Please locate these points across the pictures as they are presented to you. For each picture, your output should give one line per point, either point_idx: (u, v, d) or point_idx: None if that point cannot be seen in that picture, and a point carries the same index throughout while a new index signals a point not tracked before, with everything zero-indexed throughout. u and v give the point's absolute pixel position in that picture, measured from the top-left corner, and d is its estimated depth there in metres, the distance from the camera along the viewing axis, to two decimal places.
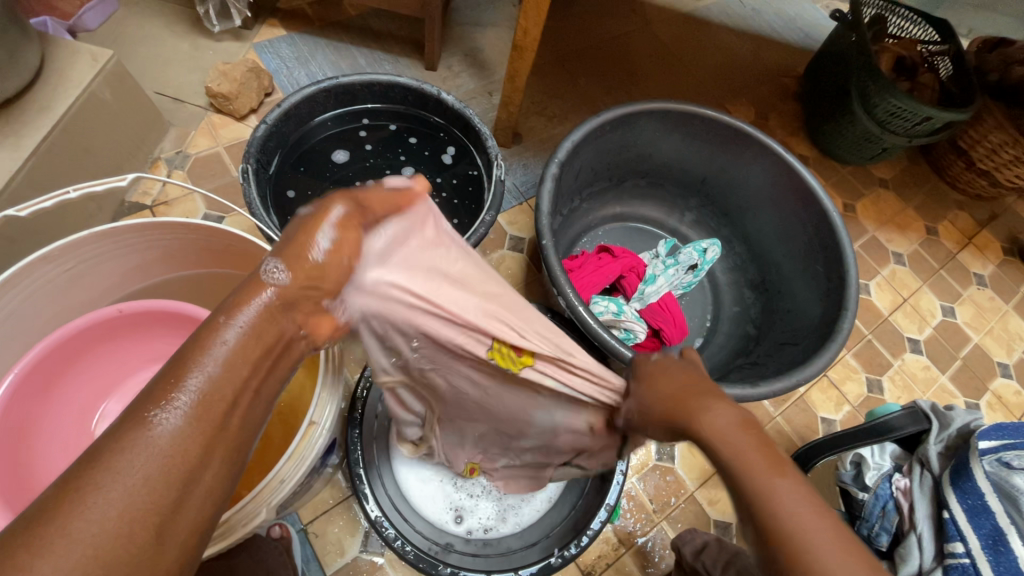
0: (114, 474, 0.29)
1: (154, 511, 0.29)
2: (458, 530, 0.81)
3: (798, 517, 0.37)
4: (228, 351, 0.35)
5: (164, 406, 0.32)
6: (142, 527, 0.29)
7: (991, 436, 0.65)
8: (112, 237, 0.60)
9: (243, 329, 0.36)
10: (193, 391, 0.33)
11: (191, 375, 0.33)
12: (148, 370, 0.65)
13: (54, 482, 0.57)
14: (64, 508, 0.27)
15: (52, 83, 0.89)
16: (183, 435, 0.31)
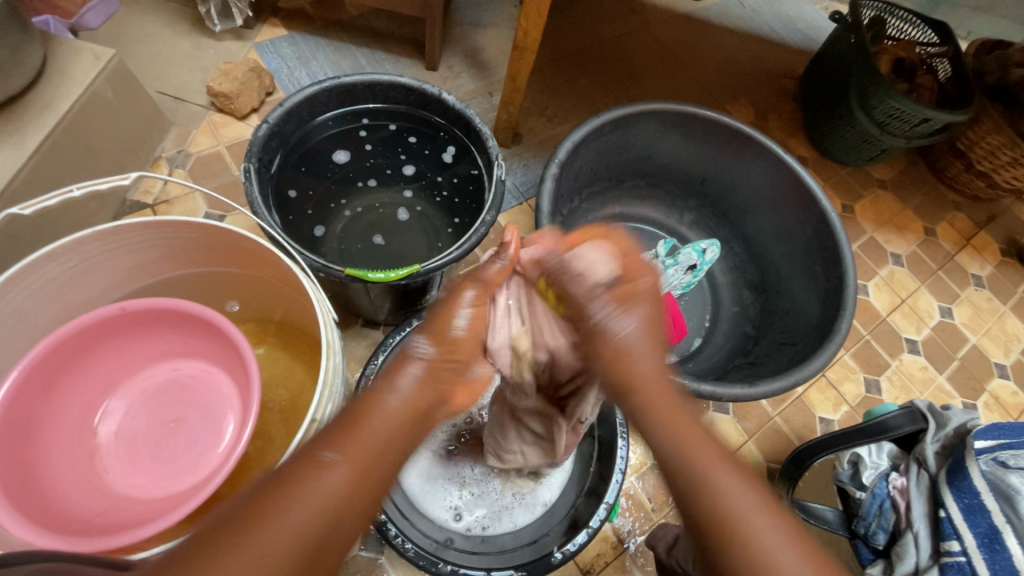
0: (298, 503, 0.40)
1: (315, 543, 0.40)
2: (456, 526, 0.81)
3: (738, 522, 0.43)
4: (393, 413, 0.47)
5: (339, 456, 0.43)
6: (307, 553, 0.40)
7: (987, 435, 0.65)
8: (115, 235, 0.60)
9: (405, 394, 0.49)
10: (360, 446, 0.45)
11: (362, 430, 0.45)
12: (151, 368, 0.66)
13: (59, 479, 0.58)
14: (255, 526, 0.39)
15: (54, 82, 0.89)
16: (348, 485, 0.43)
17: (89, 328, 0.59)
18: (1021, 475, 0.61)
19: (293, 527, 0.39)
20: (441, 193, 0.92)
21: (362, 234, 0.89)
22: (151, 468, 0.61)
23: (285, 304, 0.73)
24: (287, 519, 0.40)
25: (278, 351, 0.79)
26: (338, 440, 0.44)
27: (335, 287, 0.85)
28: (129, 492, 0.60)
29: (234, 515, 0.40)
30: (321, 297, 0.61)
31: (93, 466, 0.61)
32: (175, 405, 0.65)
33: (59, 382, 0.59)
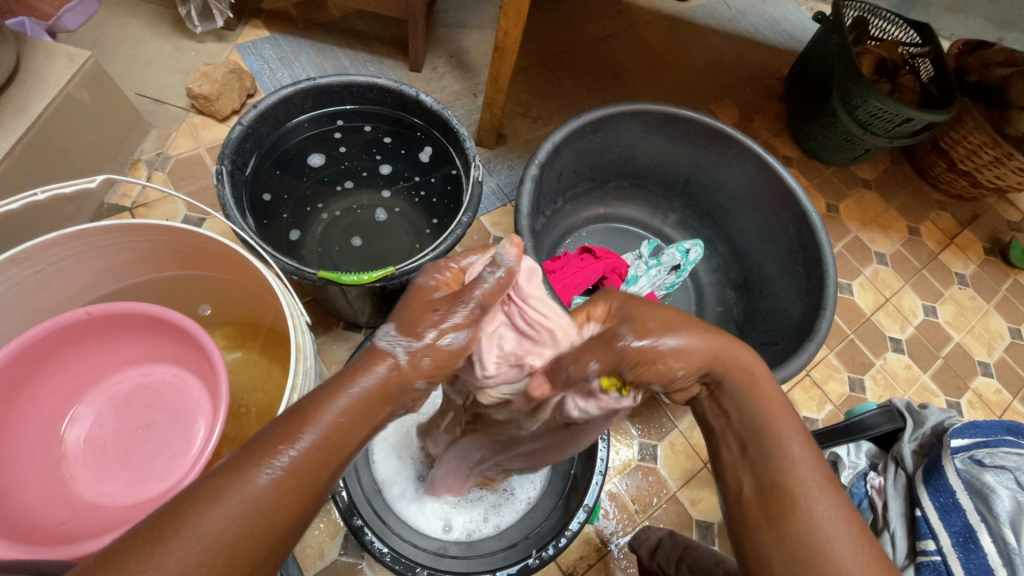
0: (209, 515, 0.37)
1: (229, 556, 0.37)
2: (449, 536, 0.81)
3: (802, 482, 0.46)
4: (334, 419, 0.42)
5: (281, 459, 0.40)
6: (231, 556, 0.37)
7: (964, 433, 0.66)
8: (82, 239, 0.60)
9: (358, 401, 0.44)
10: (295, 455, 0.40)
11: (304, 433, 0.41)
12: (121, 373, 0.65)
13: (22, 487, 0.57)
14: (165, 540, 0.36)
15: (28, 83, 0.88)
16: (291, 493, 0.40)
17: (56, 333, 0.58)
18: (995, 473, 0.62)
19: (221, 522, 0.37)
20: (420, 193, 0.91)
21: (341, 236, 0.88)
22: (119, 475, 0.60)
23: (261, 308, 0.73)
24: (219, 513, 0.37)
25: (255, 355, 0.78)
26: (285, 439, 0.41)
27: (313, 290, 0.84)
28: (97, 499, 0.59)
29: (164, 511, 0.37)
30: (292, 300, 0.61)
31: (59, 473, 0.60)
32: (145, 410, 0.64)
33: (23, 388, 0.58)
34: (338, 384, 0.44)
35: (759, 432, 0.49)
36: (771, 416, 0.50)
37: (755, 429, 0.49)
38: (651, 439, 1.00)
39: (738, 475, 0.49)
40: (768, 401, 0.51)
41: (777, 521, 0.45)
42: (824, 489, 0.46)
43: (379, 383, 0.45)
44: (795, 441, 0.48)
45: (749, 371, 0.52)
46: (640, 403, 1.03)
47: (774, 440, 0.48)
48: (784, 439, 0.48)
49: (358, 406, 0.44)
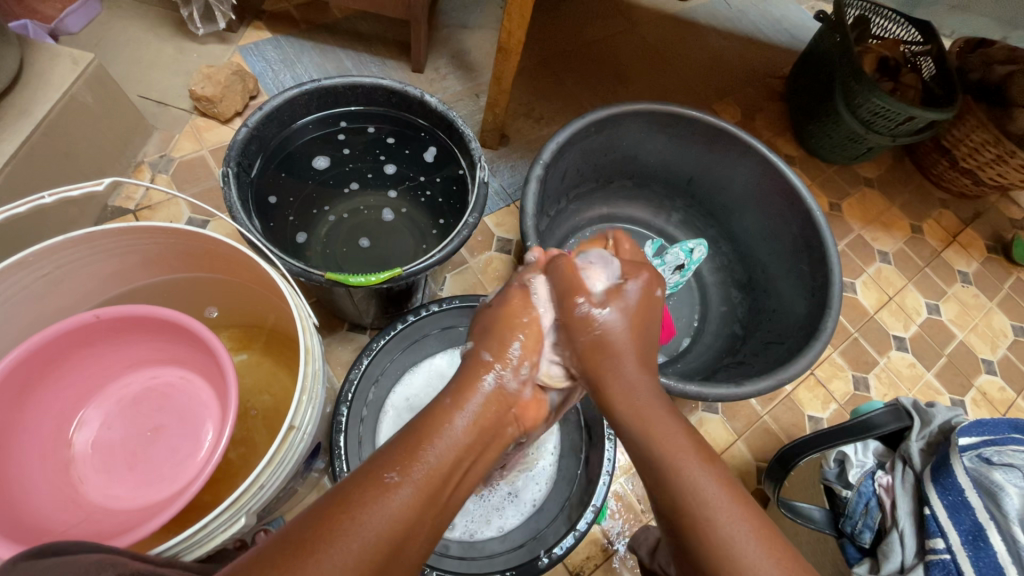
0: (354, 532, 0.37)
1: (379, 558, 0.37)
2: (451, 535, 0.81)
3: (707, 504, 0.43)
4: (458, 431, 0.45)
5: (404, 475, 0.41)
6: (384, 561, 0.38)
7: (972, 431, 0.65)
8: (91, 242, 0.59)
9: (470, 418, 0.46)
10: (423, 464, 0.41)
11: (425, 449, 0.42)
12: (128, 376, 0.65)
13: (31, 491, 0.57)
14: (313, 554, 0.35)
15: (33, 86, 0.88)
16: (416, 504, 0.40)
17: (64, 337, 0.58)
18: (1004, 472, 0.63)
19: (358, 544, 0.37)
20: (425, 193, 0.91)
21: (347, 238, 0.88)
22: (127, 478, 0.60)
23: (268, 311, 0.72)
24: (361, 533, 0.37)
25: (262, 357, 0.78)
26: (402, 460, 0.42)
27: (319, 292, 0.84)
28: (105, 503, 0.59)
29: (302, 530, 0.37)
30: (301, 302, 0.61)
31: (68, 477, 0.59)
32: (153, 413, 0.64)
33: (32, 392, 0.58)
34: (452, 407, 0.46)
35: (655, 469, 0.45)
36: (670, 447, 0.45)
37: (644, 460, 0.46)
38: None
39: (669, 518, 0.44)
40: (656, 430, 0.46)
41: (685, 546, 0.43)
42: (732, 506, 0.43)
43: (483, 408, 0.47)
44: (707, 479, 0.44)
45: (637, 404, 0.48)
46: None
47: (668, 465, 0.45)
48: (681, 463, 0.44)
49: (472, 432, 0.45)
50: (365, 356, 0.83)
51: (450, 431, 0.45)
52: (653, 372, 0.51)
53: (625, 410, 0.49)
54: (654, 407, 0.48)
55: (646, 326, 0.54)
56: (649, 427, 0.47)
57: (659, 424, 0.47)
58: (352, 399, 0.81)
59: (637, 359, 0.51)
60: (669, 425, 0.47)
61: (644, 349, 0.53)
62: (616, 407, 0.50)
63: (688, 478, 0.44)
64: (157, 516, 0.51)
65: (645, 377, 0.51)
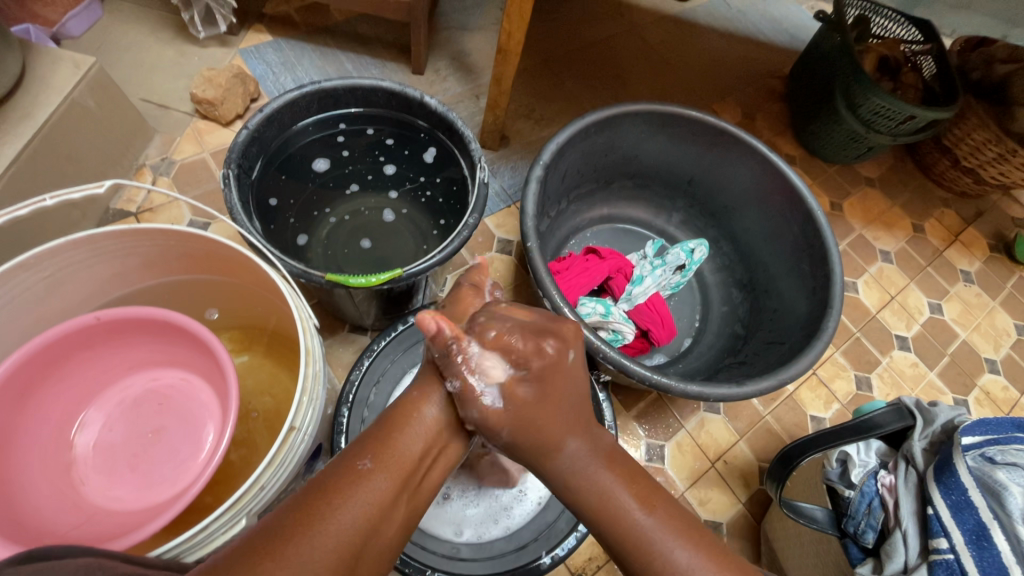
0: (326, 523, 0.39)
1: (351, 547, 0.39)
2: (460, 538, 0.80)
3: (672, 565, 0.44)
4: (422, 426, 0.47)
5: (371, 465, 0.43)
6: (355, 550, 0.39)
7: (975, 431, 0.65)
8: (91, 244, 0.60)
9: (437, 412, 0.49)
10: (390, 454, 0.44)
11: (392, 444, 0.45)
12: (129, 378, 0.65)
13: (33, 493, 0.57)
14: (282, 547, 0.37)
15: (35, 90, 0.89)
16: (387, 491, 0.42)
17: (64, 339, 0.58)
18: (1007, 471, 0.62)
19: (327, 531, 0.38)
20: (426, 194, 0.91)
21: (347, 239, 0.88)
22: (128, 480, 0.60)
23: (268, 312, 0.72)
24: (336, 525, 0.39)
25: (264, 359, 0.78)
26: (373, 449, 0.44)
27: (320, 294, 0.84)
28: (107, 505, 0.59)
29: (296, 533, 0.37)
30: (301, 303, 0.61)
31: (69, 479, 0.60)
32: (154, 415, 0.64)
33: (33, 394, 0.58)
34: (419, 399, 0.49)
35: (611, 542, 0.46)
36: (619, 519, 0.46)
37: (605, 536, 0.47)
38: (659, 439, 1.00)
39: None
40: (608, 501, 0.46)
41: None
42: (703, 567, 0.44)
43: (458, 407, 0.49)
44: (662, 531, 0.45)
45: (586, 483, 0.47)
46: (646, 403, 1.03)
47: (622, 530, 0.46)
48: (619, 501, 0.47)
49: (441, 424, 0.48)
50: (366, 357, 0.84)
51: (421, 421, 0.48)
52: (589, 435, 0.50)
53: (565, 489, 0.48)
54: (590, 473, 0.48)
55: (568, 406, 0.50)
56: (597, 502, 0.47)
57: (609, 495, 0.47)
58: (353, 400, 0.81)
59: (572, 428, 0.49)
60: (618, 496, 0.47)
61: (578, 414, 0.50)
62: (561, 482, 0.48)
63: (645, 546, 0.45)
64: (158, 518, 0.51)
65: (585, 442, 0.49)
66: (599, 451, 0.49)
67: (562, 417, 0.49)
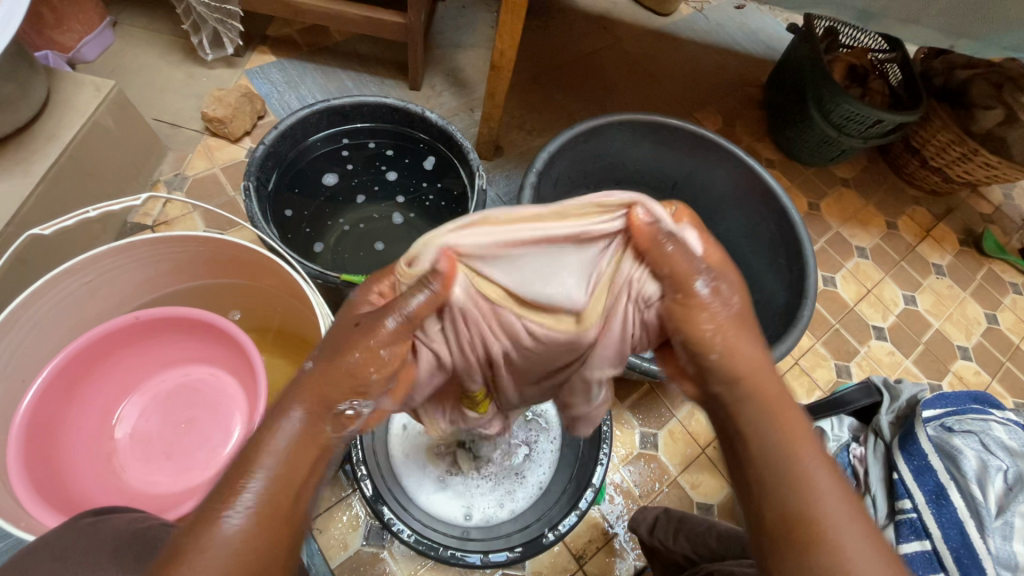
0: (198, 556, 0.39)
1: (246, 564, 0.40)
2: (470, 522, 0.86)
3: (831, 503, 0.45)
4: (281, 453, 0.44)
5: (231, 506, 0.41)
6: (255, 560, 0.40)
7: (936, 405, 0.73)
8: (128, 251, 0.65)
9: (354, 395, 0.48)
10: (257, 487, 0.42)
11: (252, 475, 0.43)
12: (161, 373, 0.70)
13: (81, 479, 0.61)
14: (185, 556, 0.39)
15: (59, 112, 0.94)
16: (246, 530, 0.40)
17: (107, 336, 0.63)
18: (963, 437, 0.68)
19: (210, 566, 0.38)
20: (427, 199, 0.98)
21: (355, 245, 0.95)
22: (165, 466, 0.65)
23: (285, 311, 0.78)
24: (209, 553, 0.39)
25: (280, 357, 0.84)
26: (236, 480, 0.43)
27: (331, 296, 0.90)
28: (145, 490, 0.63)
29: None
30: (319, 300, 0.66)
31: (111, 466, 0.64)
32: (185, 407, 0.69)
33: (78, 387, 0.63)
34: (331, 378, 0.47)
35: (771, 454, 0.48)
36: (793, 442, 0.48)
37: (761, 457, 0.49)
38: (652, 427, 1.06)
39: (762, 500, 0.48)
40: (793, 432, 0.49)
41: (802, 544, 0.45)
42: (848, 521, 0.45)
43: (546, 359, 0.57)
44: (829, 483, 0.47)
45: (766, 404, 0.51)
46: (639, 395, 1.09)
47: (790, 460, 0.48)
48: (799, 448, 0.48)
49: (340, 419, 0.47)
50: None
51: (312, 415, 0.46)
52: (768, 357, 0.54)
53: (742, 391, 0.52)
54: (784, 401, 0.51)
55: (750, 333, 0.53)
56: (780, 417, 0.50)
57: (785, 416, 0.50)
58: None
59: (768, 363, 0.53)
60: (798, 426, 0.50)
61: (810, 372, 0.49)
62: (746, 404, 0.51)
63: (804, 472, 0.47)
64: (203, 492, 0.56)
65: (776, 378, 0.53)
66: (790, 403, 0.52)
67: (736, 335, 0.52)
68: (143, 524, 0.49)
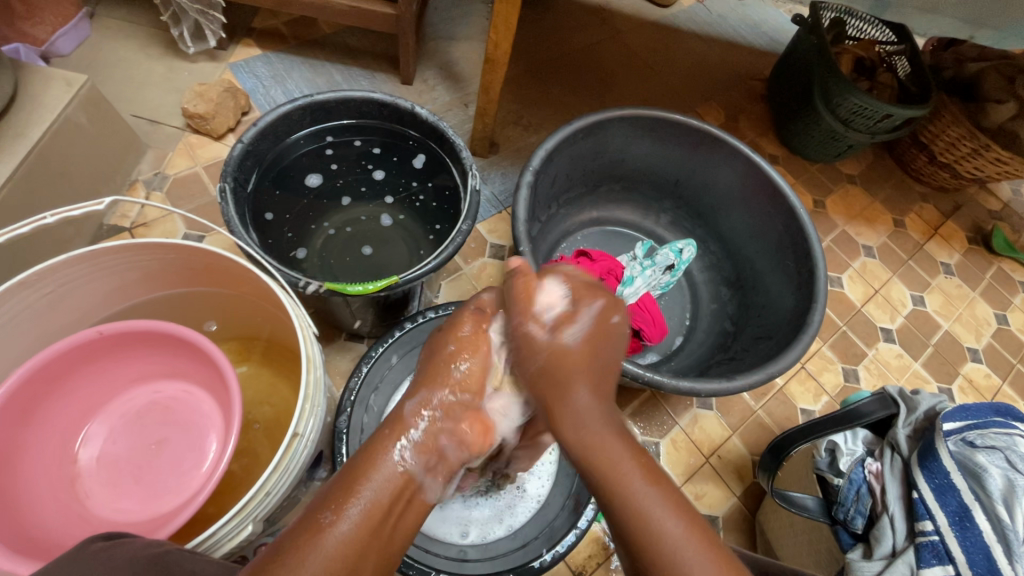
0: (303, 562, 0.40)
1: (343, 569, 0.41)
2: (466, 540, 0.82)
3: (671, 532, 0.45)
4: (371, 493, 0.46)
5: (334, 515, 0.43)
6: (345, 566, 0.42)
7: (957, 416, 0.68)
8: (91, 260, 0.60)
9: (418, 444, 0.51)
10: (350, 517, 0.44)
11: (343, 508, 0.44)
12: (131, 391, 0.66)
13: (40, 508, 0.57)
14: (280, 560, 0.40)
15: (28, 108, 0.89)
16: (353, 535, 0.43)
17: (69, 353, 0.59)
18: (987, 454, 0.65)
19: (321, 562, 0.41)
20: (417, 200, 0.93)
21: (341, 249, 0.90)
22: (134, 491, 0.61)
23: (265, 321, 0.74)
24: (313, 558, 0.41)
25: (262, 368, 0.79)
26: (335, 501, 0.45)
27: (317, 303, 0.86)
28: (112, 517, 0.59)
29: None
30: (300, 312, 0.62)
31: (74, 492, 0.60)
32: (156, 427, 0.65)
33: (37, 409, 0.59)
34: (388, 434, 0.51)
35: (609, 492, 0.47)
36: (616, 482, 0.47)
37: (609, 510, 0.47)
38: (654, 436, 1.02)
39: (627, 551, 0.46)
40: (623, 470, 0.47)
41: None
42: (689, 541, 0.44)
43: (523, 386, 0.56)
44: (668, 512, 0.46)
45: (593, 426, 0.50)
46: (640, 401, 1.05)
47: (632, 507, 0.46)
48: (625, 474, 0.47)
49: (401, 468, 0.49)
50: (364, 363, 0.85)
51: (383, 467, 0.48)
52: (605, 404, 0.52)
53: (580, 451, 0.50)
54: (610, 438, 0.50)
55: (598, 353, 0.55)
56: (604, 459, 0.48)
57: (609, 462, 0.48)
58: (353, 404, 0.82)
59: (586, 383, 0.52)
60: (617, 454, 0.49)
61: (594, 369, 0.54)
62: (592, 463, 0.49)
63: (638, 507, 0.46)
64: (173, 523, 0.52)
65: (597, 405, 0.52)
66: (610, 424, 0.51)
67: (584, 367, 0.53)
68: (160, 548, 0.43)
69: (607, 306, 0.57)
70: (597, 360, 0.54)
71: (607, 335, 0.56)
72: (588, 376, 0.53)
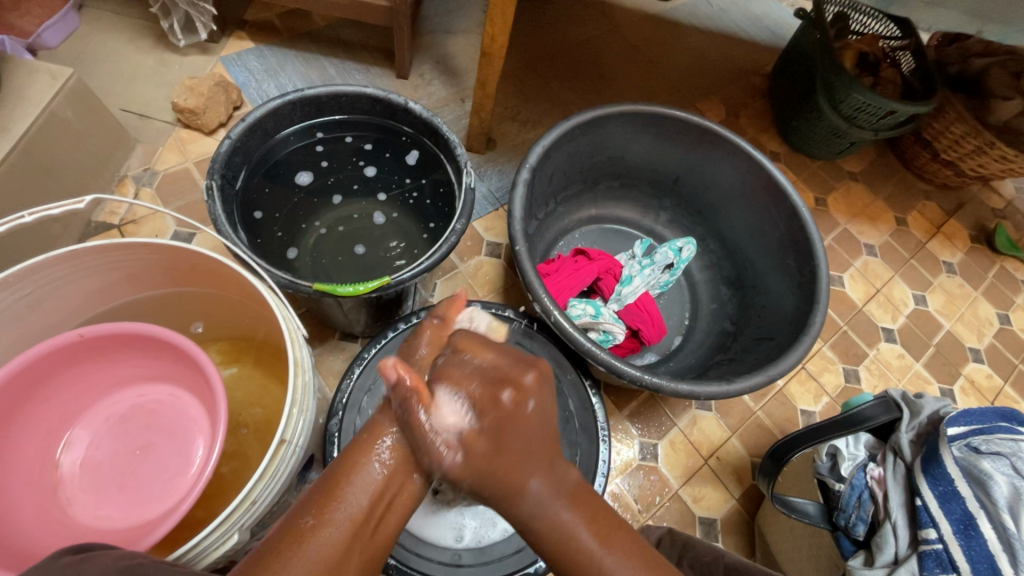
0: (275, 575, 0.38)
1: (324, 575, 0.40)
2: (461, 544, 0.80)
3: None
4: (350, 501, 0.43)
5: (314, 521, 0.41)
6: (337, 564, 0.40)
7: (961, 422, 0.66)
8: (72, 260, 0.58)
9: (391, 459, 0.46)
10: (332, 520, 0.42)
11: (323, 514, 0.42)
12: (115, 395, 0.64)
13: (20, 516, 0.56)
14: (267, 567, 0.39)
15: (11, 102, 0.87)
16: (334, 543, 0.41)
17: (48, 356, 0.57)
18: (992, 460, 0.63)
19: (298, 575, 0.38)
20: (412, 197, 0.91)
21: (333, 248, 0.88)
22: (118, 498, 0.60)
23: (254, 322, 0.72)
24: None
25: (253, 369, 0.78)
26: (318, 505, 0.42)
27: (308, 303, 0.84)
28: (96, 524, 0.58)
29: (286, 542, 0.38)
30: (289, 314, 0.60)
31: (56, 499, 0.59)
32: (141, 431, 0.63)
33: (16, 414, 0.57)
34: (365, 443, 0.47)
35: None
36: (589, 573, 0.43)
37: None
38: (652, 438, 1.00)
39: None
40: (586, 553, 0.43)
41: None
42: None
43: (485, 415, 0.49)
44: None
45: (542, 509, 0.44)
46: (639, 402, 1.03)
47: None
48: (578, 536, 0.44)
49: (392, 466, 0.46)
50: (357, 365, 0.83)
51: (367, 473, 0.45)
52: (553, 474, 0.46)
53: (531, 538, 0.45)
54: (566, 529, 0.44)
55: (529, 433, 0.47)
56: (562, 551, 0.44)
57: (571, 545, 0.44)
58: (345, 407, 0.81)
59: (536, 468, 0.46)
60: (577, 537, 0.44)
61: (535, 448, 0.47)
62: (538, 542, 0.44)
63: None
64: (155, 533, 0.51)
65: (549, 486, 0.45)
66: (562, 493, 0.46)
67: (522, 453, 0.46)
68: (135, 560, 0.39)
69: (516, 388, 0.48)
70: (533, 432, 0.47)
71: (524, 423, 0.47)
72: (536, 456, 0.46)
